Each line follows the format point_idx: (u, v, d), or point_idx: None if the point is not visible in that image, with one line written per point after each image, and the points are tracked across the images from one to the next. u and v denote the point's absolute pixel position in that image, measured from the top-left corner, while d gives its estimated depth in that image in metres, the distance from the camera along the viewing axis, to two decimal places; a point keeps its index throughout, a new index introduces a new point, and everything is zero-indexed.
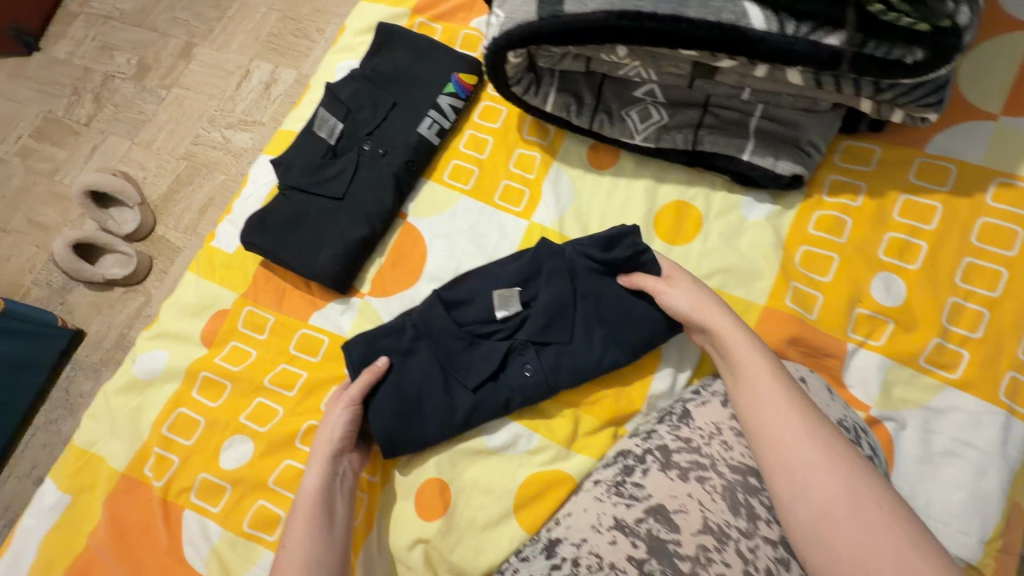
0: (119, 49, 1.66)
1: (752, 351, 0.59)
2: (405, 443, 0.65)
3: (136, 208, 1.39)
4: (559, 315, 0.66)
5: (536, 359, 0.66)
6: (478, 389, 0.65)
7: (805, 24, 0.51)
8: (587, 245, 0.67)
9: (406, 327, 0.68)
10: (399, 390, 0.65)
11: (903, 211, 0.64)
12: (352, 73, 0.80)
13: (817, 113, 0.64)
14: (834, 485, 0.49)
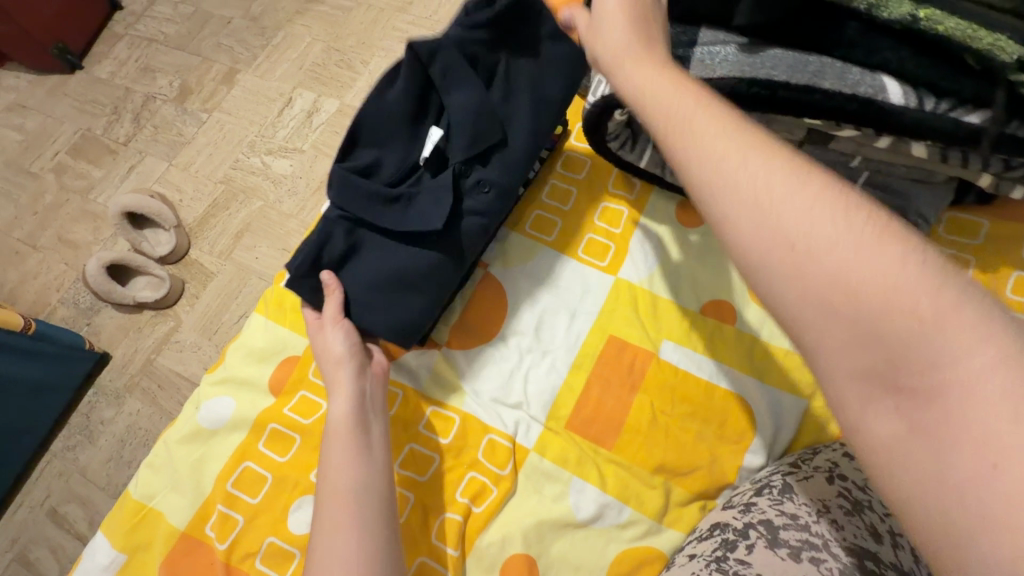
0: (162, 71, 1.67)
1: (677, 83, 0.43)
2: (401, 314, 0.65)
3: (172, 231, 1.37)
4: (481, 115, 0.65)
5: (487, 172, 0.67)
6: (447, 225, 0.65)
7: (944, 101, 0.50)
8: (464, 39, 0.66)
9: (336, 224, 0.64)
10: (377, 278, 0.64)
11: (1016, 288, 0.62)
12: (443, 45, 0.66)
13: (930, 185, 0.62)
14: (802, 219, 0.33)
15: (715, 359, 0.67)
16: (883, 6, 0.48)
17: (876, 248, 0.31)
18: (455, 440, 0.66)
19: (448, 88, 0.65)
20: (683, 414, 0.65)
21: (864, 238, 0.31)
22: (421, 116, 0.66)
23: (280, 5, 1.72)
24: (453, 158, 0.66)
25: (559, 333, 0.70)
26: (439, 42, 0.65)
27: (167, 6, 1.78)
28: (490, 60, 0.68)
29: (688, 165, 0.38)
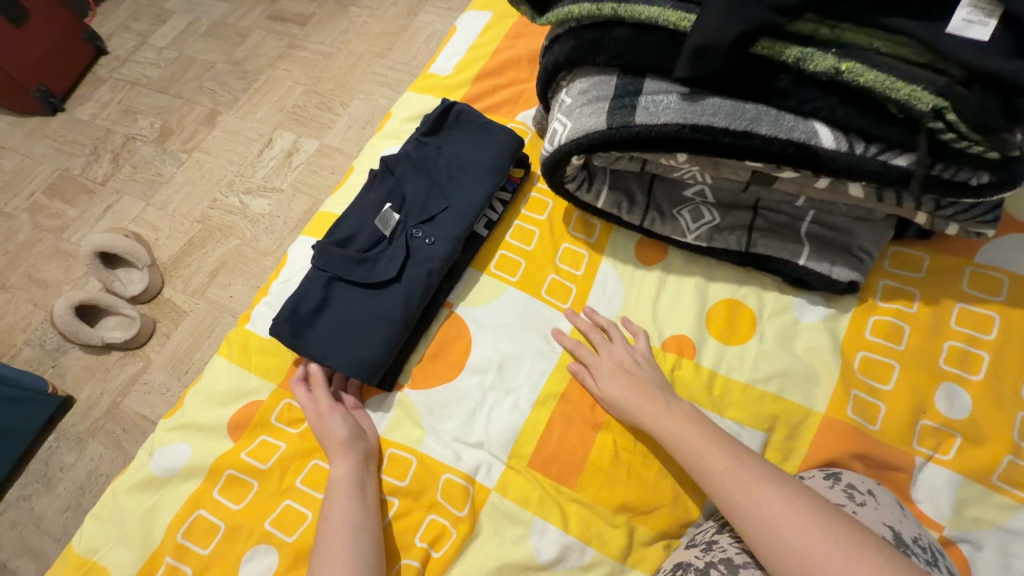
0: (143, 113, 1.70)
1: (681, 417, 0.59)
2: (355, 356, 0.66)
3: (145, 269, 1.36)
4: (432, 194, 0.75)
5: (435, 230, 0.72)
6: (402, 276, 0.70)
7: (873, 145, 0.53)
8: (419, 139, 0.79)
9: (308, 283, 0.70)
10: (342, 324, 0.68)
11: (960, 321, 0.64)
12: (405, 150, 0.79)
13: (870, 222, 0.65)
14: (795, 534, 0.46)
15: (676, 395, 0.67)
16: (808, 60, 0.50)
17: (856, 557, 0.44)
18: (414, 483, 0.65)
19: (406, 177, 0.76)
20: (645, 451, 0.65)
21: (846, 552, 0.44)
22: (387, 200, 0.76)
23: (263, 51, 1.78)
24: (409, 225, 0.73)
25: (521, 371, 0.70)
26: (404, 150, 0.79)
27: (152, 52, 1.83)
28: (440, 149, 0.78)
29: (713, 494, 0.53)
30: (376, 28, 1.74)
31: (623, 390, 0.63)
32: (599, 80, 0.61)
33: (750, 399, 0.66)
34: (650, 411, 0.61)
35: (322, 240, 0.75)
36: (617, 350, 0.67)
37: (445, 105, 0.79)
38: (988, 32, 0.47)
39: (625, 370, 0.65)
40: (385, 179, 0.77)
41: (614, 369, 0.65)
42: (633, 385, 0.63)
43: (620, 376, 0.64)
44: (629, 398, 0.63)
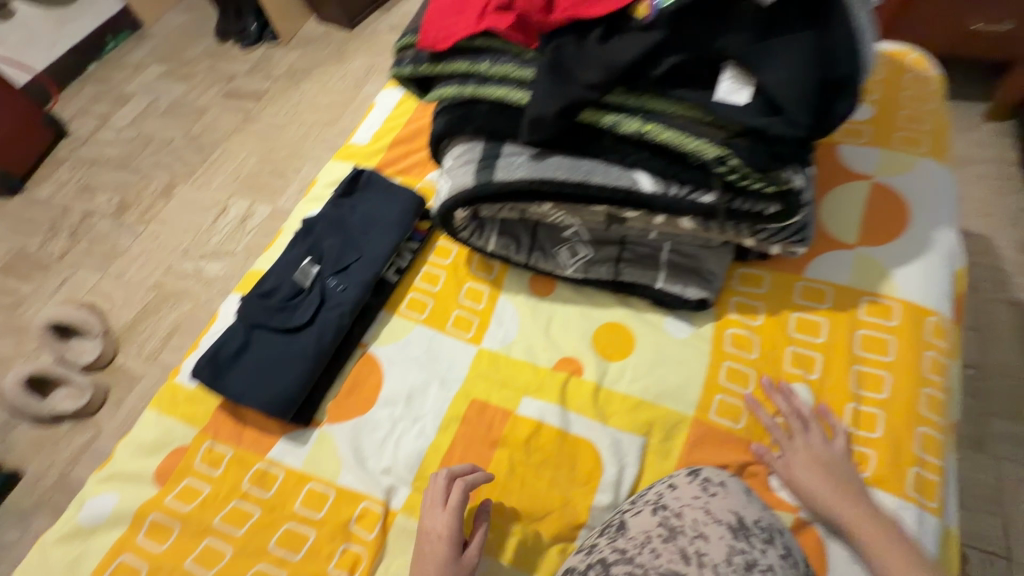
0: (102, 189, 1.79)
1: (898, 547, 0.58)
2: (270, 395, 0.74)
3: (98, 338, 1.41)
4: (346, 247, 0.84)
5: (347, 278, 0.82)
6: (316, 321, 0.78)
7: (684, 187, 0.65)
8: (336, 200, 0.89)
9: (233, 332, 0.78)
10: (261, 368, 0.76)
11: (797, 328, 0.75)
12: (324, 211, 0.89)
13: (712, 249, 0.77)
14: None
15: (565, 409, 0.75)
16: (619, 125, 0.63)
17: None
18: (331, 512, 0.70)
19: (324, 234, 0.86)
20: (538, 463, 0.73)
21: None
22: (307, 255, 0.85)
23: (219, 126, 1.91)
24: (324, 276, 0.82)
25: (428, 400, 0.77)
26: (323, 210, 0.89)
27: (112, 132, 1.95)
28: (354, 207, 0.88)
29: None
30: (325, 100, 1.90)
31: (816, 482, 0.64)
32: (469, 145, 0.73)
33: (629, 408, 0.75)
34: (856, 520, 0.61)
35: (248, 294, 0.84)
36: (812, 441, 0.67)
37: (359, 171, 0.91)
38: (747, 97, 0.59)
39: (822, 465, 0.65)
40: (305, 238, 0.87)
41: (810, 461, 0.66)
42: (832, 482, 0.64)
43: (815, 469, 0.65)
44: (821, 492, 0.64)
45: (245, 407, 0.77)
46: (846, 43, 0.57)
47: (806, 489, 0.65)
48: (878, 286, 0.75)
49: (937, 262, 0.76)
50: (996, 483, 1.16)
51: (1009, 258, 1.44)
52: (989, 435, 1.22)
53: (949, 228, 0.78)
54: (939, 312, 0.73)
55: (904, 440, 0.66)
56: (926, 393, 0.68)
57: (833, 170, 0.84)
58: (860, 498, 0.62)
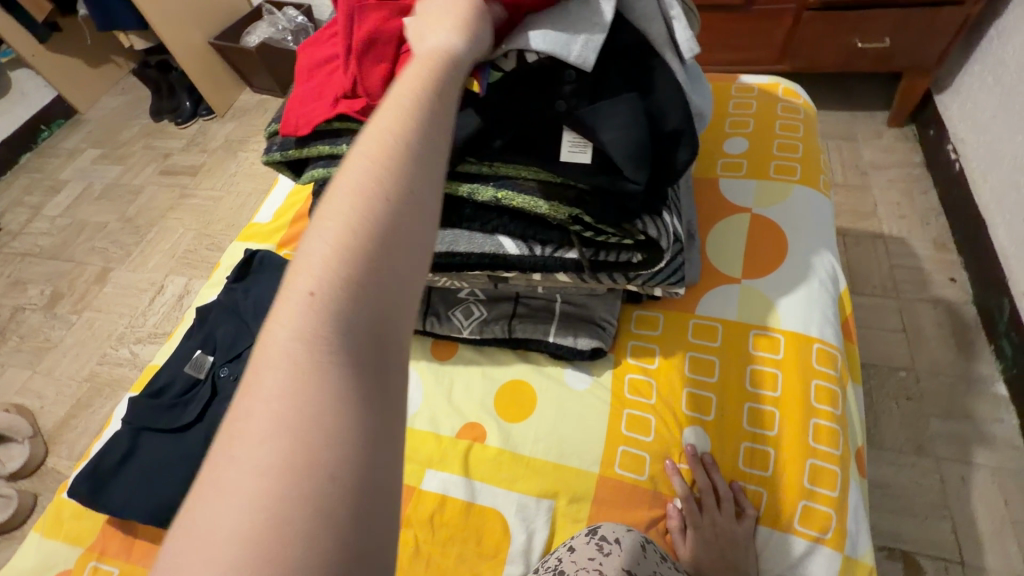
0: (33, 282, 1.75)
1: None
2: (155, 503, 0.70)
3: (25, 442, 1.35)
4: (240, 333, 0.83)
5: (239, 366, 0.79)
6: (206, 416, 0.75)
7: (548, 246, 0.66)
8: (231, 284, 0.88)
9: (120, 437, 0.75)
10: (147, 473, 0.72)
11: (692, 368, 0.74)
12: (220, 296, 0.88)
13: (600, 296, 0.78)
14: None
15: (469, 479, 0.72)
16: (475, 193, 0.64)
17: None
18: None
19: (217, 321, 0.85)
20: (444, 540, 0.70)
21: None
22: (200, 346, 0.83)
23: (154, 205, 1.90)
24: (217, 366, 0.80)
25: None
26: (219, 296, 0.88)
27: (46, 221, 1.92)
28: (249, 290, 0.87)
29: None
30: (260, 168, 1.90)
31: (707, 559, 0.64)
32: None
33: (534, 471, 0.71)
34: None
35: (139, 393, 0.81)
36: (722, 520, 0.65)
37: (255, 253, 0.91)
38: (588, 155, 0.61)
39: (720, 544, 0.64)
40: (200, 328, 0.85)
41: (710, 539, 0.65)
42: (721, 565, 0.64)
43: (712, 548, 0.64)
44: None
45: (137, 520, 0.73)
46: (671, 99, 0.60)
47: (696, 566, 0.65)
48: (765, 317, 0.75)
49: (817, 287, 0.77)
50: (941, 486, 1.15)
51: (925, 257, 1.48)
52: (929, 436, 1.21)
53: (826, 250, 0.81)
54: (822, 337, 0.74)
55: (795, 475, 0.67)
56: (814, 422, 0.68)
57: (716, 205, 0.87)
58: None
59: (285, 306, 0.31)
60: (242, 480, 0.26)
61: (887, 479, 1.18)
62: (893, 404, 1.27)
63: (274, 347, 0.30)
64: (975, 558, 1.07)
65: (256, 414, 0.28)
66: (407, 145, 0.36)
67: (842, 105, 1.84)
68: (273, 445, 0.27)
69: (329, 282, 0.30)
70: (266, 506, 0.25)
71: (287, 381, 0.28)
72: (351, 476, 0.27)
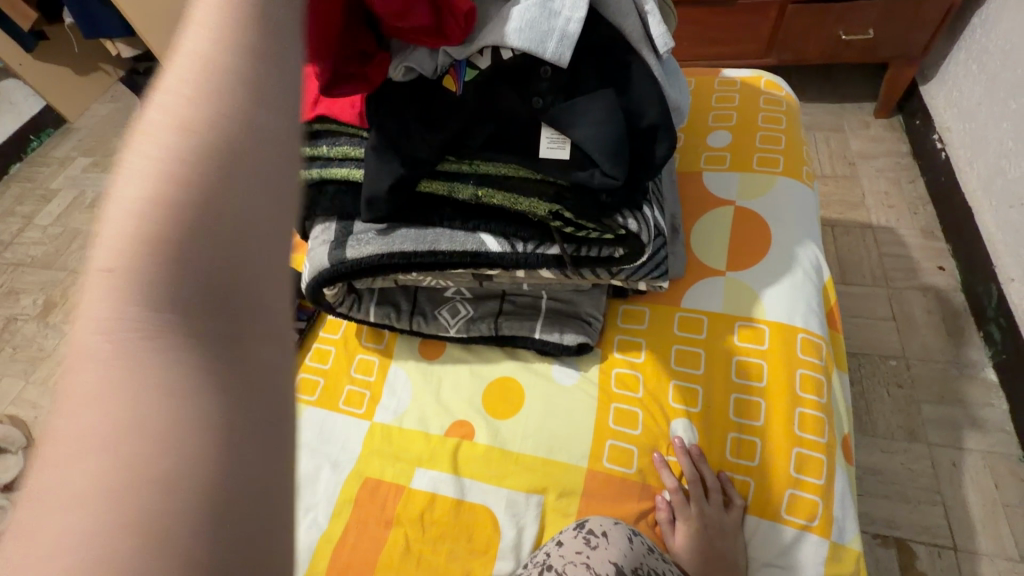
0: (25, 291, 1.74)
1: None
2: None
3: (19, 451, 1.35)
4: None
5: None
6: None
7: (530, 243, 0.66)
8: None
9: None
10: None
11: (678, 361, 0.74)
12: None
13: (586, 292, 0.78)
14: None
15: (458, 476, 0.73)
16: (455, 191, 0.64)
17: None
18: None
19: None
20: (434, 538, 0.70)
21: None
22: None
23: None
24: None
25: (320, 487, 0.75)
26: None
27: (37, 231, 1.91)
28: None
29: None
30: None
31: (695, 550, 0.65)
32: (327, 225, 0.73)
33: (523, 466, 0.72)
34: None
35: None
36: (710, 511, 0.66)
37: None
38: (567, 151, 0.61)
39: (709, 536, 0.65)
40: None
41: (699, 530, 0.65)
42: (710, 556, 0.64)
43: (700, 540, 0.65)
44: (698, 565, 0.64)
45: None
46: (647, 95, 0.60)
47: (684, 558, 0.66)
48: (750, 309, 0.76)
49: (801, 277, 0.77)
50: (933, 472, 1.16)
51: (914, 245, 1.49)
52: (921, 422, 1.22)
53: (811, 241, 0.81)
54: (808, 327, 0.74)
55: (781, 464, 0.67)
56: (799, 412, 0.69)
57: (700, 198, 0.87)
58: None
59: (85, 288, 0.25)
60: (54, 513, 0.21)
61: (879, 465, 1.18)
62: (884, 391, 1.27)
63: (77, 346, 0.24)
64: (967, 542, 1.08)
65: (60, 429, 0.22)
66: (232, 58, 0.28)
67: (830, 97, 1.85)
68: (96, 459, 0.22)
69: (140, 252, 0.25)
70: (92, 533, 0.20)
71: (103, 384, 0.23)
72: (217, 472, 0.23)
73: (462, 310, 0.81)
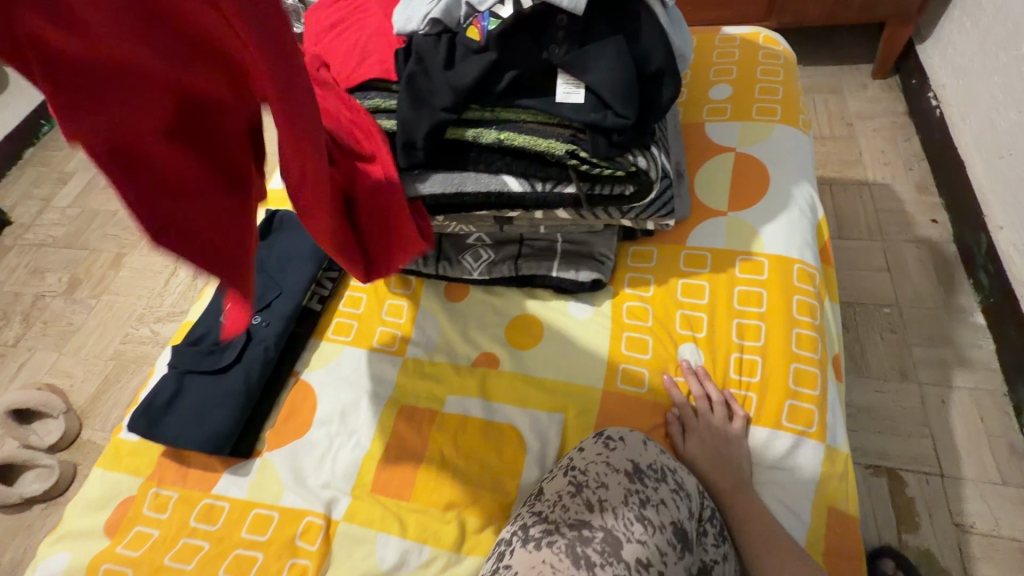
0: (51, 270, 1.80)
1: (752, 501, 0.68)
2: (205, 434, 0.78)
3: (61, 416, 1.42)
4: (267, 285, 0.89)
5: (268, 314, 0.86)
6: (243, 359, 0.83)
7: (548, 183, 0.72)
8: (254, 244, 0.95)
9: (169, 380, 0.82)
10: (195, 410, 0.80)
11: (684, 293, 0.81)
12: None
13: (598, 233, 0.84)
14: None
15: (486, 400, 0.80)
16: (480, 136, 0.70)
17: None
18: (276, 532, 0.74)
19: None
20: (467, 453, 0.77)
21: None
22: None
23: None
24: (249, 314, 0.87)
25: (361, 414, 0.82)
26: None
27: (55, 213, 1.95)
28: (270, 249, 0.93)
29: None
30: None
31: (704, 456, 0.71)
32: None
33: (545, 389, 0.80)
34: (732, 484, 0.70)
35: (180, 342, 0.88)
36: (714, 422, 0.73)
37: (274, 214, 0.97)
38: (582, 96, 0.67)
39: (718, 443, 0.72)
40: None
41: (710, 437, 0.72)
42: (718, 458, 0.71)
43: (709, 448, 0.72)
44: (708, 467, 0.71)
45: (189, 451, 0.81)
46: (656, 44, 0.66)
47: (696, 462, 0.72)
48: (749, 245, 0.82)
49: (797, 214, 0.84)
50: (923, 407, 1.24)
51: (908, 200, 1.55)
52: (912, 363, 1.29)
53: (806, 182, 0.87)
54: (803, 258, 0.81)
55: (780, 379, 0.74)
56: (796, 332, 0.76)
57: (703, 146, 0.93)
58: (740, 479, 0.70)
59: None
60: None
61: (872, 403, 1.26)
62: (878, 335, 1.35)
63: None
64: (953, 469, 1.16)
65: None
66: None
67: (827, 60, 1.88)
68: None
69: None
70: None
71: None
72: None
73: (485, 254, 0.87)
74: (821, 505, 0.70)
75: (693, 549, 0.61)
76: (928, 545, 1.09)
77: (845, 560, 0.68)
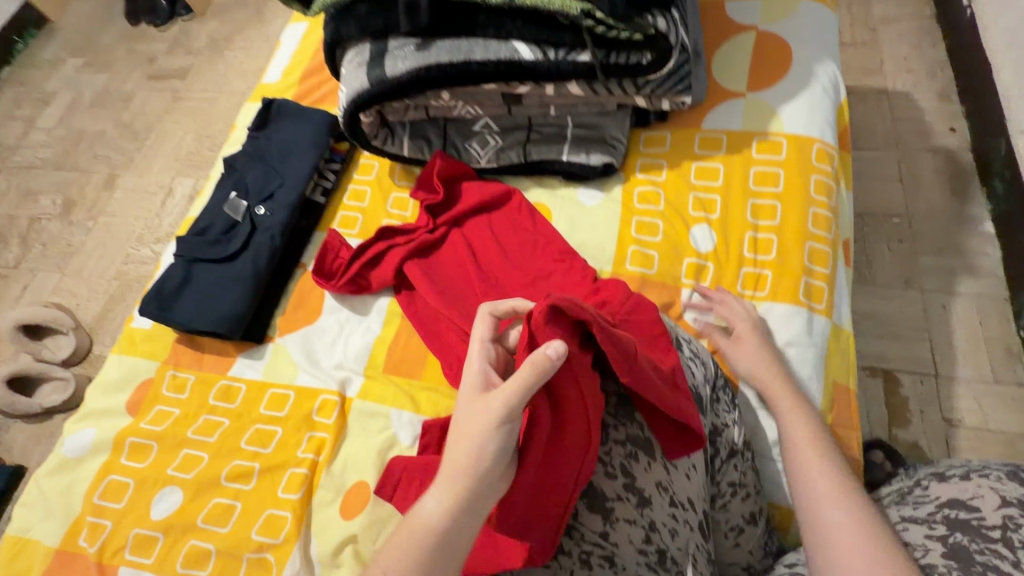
0: (44, 192, 1.74)
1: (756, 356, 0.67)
2: (215, 318, 0.78)
3: (71, 332, 1.42)
4: (269, 176, 0.87)
5: (272, 204, 0.85)
6: (249, 248, 0.82)
7: (560, 50, 0.68)
8: (252, 136, 0.91)
9: (177, 269, 0.82)
10: (206, 297, 0.80)
11: (697, 176, 0.80)
12: (244, 146, 0.91)
13: (609, 115, 0.81)
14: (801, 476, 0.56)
15: None
16: None
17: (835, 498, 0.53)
18: (293, 410, 0.76)
19: (245, 167, 0.89)
20: None
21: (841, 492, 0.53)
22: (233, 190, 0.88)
23: (149, 108, 1.86)
24: (253, 204, 0.85)
25: (370, 303, 0.82)
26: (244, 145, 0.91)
27: (41, 133, 1.87)
28: (269, 141, 0.90)
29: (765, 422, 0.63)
30: (252, 67, 1.86)
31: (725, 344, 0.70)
32: (360, 49, 0.74)
33: None
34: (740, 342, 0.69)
35: (185, 234, 0.87)
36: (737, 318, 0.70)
37: (271, 103, 0.93)
38: None
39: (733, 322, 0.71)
40: (230, 175, 0.89)
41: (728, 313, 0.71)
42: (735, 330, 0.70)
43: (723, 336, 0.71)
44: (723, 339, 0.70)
45: (203, 339, 0.82)
46: None
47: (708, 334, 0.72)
48: (767, 125, 0.79)
49: (819, 93, 0.80)
50: (925, 314, 1.25)
51: (928, 109, 1.49)
52: (918, 271, 1.29)
53: (830, 60, 0.83)
54: (823, 137, 0.78)
55: (793, 258, 0.74)
56: (812, 212, 0.75)
57: (722, 25, 0.87)
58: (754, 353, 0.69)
59: None
60: None
61: (875, 311, 1.27)
62: (886, 246, 1.34)
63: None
64: (948, 369, 1.19)
65: None
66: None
67: None
68: None
69: None
70: None
71: None
72: None
73: (493, 140, 0.83)
74: (829, 380, 0.71)
75: (707, 413, 0.61)
76: (917, 439, 1.14)
77: (848, 431, 0.69)
